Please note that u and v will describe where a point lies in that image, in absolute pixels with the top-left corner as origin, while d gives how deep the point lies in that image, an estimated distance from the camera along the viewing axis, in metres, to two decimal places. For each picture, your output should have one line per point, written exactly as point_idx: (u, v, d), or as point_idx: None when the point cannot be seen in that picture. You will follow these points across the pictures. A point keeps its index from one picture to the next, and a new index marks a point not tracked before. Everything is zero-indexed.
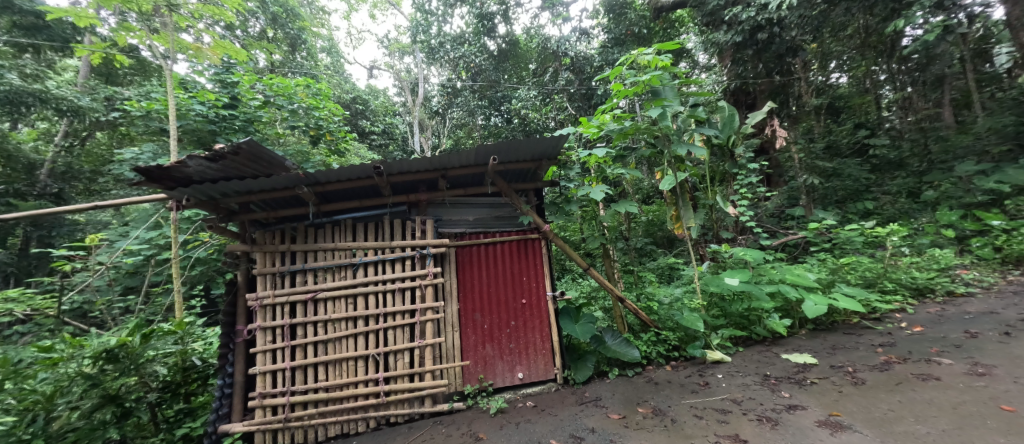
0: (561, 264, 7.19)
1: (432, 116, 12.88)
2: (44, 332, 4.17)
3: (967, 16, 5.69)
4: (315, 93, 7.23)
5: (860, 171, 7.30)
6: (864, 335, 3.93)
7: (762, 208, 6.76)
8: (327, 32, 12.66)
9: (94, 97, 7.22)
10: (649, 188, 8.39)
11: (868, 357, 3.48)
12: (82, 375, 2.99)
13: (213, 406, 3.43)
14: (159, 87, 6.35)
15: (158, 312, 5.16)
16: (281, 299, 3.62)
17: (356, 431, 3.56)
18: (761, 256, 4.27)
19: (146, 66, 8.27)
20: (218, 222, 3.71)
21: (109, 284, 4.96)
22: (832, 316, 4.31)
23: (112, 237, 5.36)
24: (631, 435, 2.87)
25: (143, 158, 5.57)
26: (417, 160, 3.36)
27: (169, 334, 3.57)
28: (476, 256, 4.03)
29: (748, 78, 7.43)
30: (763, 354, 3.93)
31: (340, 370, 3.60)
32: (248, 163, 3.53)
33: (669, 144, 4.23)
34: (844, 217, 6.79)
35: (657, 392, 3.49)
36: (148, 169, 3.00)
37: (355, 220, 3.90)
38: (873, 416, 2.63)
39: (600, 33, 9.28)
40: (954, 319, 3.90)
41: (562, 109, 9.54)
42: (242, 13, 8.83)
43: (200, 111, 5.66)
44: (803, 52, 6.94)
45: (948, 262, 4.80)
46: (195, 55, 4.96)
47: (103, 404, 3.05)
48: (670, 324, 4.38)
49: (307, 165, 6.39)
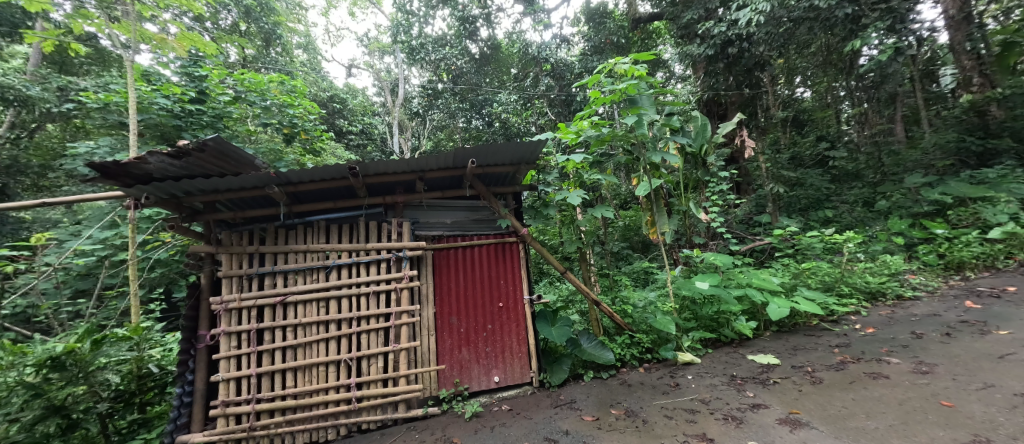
0: (538, 267, 7.26)
1: (412, 118, 12.62)
2: None
3: (916, 41, 6.12)
4: (290, 89, 7.01)
5: (821, 182, 7.72)
6: (823, 336, 4.16)
7: (732, 215, 7.00)
8: (303, 29, 12.29)
9: (45, 87, 6.74)
10: (626, 194, 8.58)
11: (826, 357, 3.68)
12: (24, 385, 2.81)
13: (171, 416, 3.27)
14: (119, 79, 6.02)
15: (112, 317, 4.85)
16: (247, 303, 3.49)
17: (326, 439, 3.47)
18: (730, 261, 4.46)
19: (106, 56, 7.90)
20: (180, 222, 3.52)
21: (56, 286, 4.62)
22: (794, 319, 4.54)
23: (62, 236, 5.04)
24: (603, 436, 2.93)
25: (98, 153, 5.26)
26: (394, 161, 3.31)
27: (124, 340, 3.35)
28: (453, 259, 4.01)
29: (720, 90, 7.72)
30: (730, 355, 4.09)
31: (310, 376, 3.49)
32: (214, 160, 3.36)
33: (645, 151, 4.40)
34: (806, 225, 7.14)
35: (630, 394, 3.57)
36: (103, 165, 2.81)
37: (329, 221, 3.80)
38: (829, 413, 2.79)
39: (580, 41, 9.51)
40: (903, 321, 4.17)
41: (543, 114, 9.63)
42: (212, 5, 8.44)
43: (164, 105, 5.36)
44: (770, 67, 7.45)
45: (897, 268, 5.12)
46: (159, 46, 4.71)
47: (47, 416, 2.87)
48: (644, 327, 4.49)
49: (279, 163, 6.23)
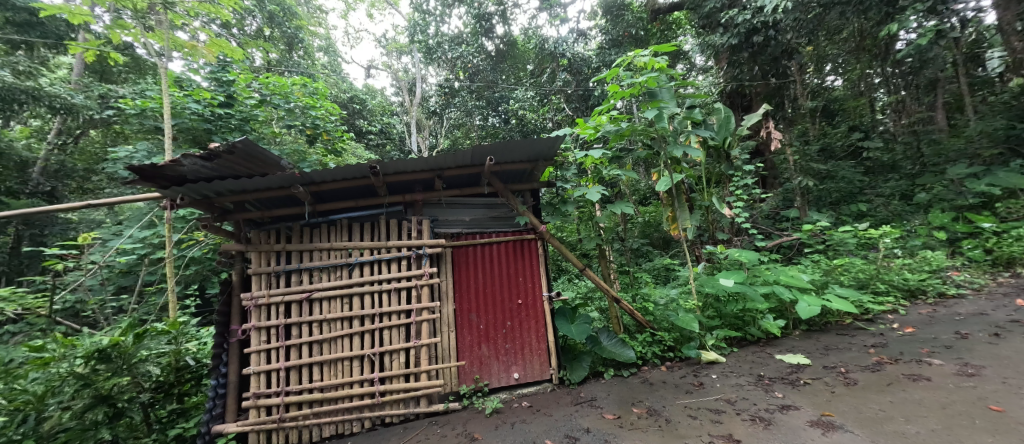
0: (557, 265, 7.24)
1: (430, 117, 12.82)
2: (36, 332, 4.06)
3: (959, 22, 5.76)
4: (312, 92, 7.19)
5: (853, 174, 7.36)
6: (857, 336, 3.98)
7: (758, 209, 6.75)
8: (324, 32, 12.58)
9: (88, 95, 7.15)
10: (646, 189, 8.35)
11: (860, 358, 3.52)
12: (75, 375, 2.98)
13: (207, 406, 3.42)
14: (154, 85, 6.32)
15: (151, 312, 5.14)
16: (275, 299, 3.61)
17: (351, 432, 3.56)
18: (756, 257, 4.32)
19: (141, 64, 8.30)
20: (212, 221, 3.67)
21: (101, 283, 4.91)
22: (825, 317, 4.37)
23: (105, 235, 5.34)
24: (625, 435, 2.89)
25: (136, 156, 5.53)
26: (413, 160, 3.35)
27: (163, 333, 3.56)
28: (472, 256, 4.04)
29: (744, 80, 7.47)
30: (757, 354, 3.96)
31: (334, 370, 3.59)
32: (242, 162, 3.49)
33: (665, 145, 4.30)
34: (838, 219, 6.84)
35: (652, 392, 3.52)
36: (142, 167, 2.96)
37: (351, 220, 3.88)
38: (865, 416, 2.66)
39: (598, 34, 9.34)
40: (945, 320, 3.95)
41: (559, 110, 9.56)
42: (238, 11, 8.74)
43: (195, 110, 5.62)
44: (798, 55, 7.17)
45: (939, 264, 4.85)
46: (190, 52, 4.89)
47: (95, 404, 3.03)
48: (666, 325, 4.41)
49: (303, 164, 6.40)
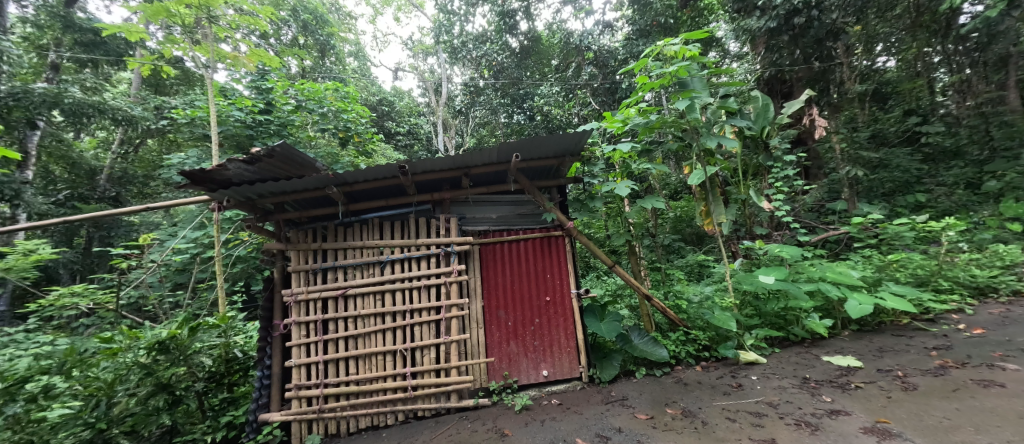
0: (585, 261, 7.15)
1: (456, 116, 13.01)
2: (106, 325, 4.46)
3: None
4: (344, 96, 7.47)
5: (910, 161, 6.74)
6: (916, 337, 3.67)
7: (800, 202, 6.35)
8: (353, 37, 13.01)
9: (145, 107, 7.75)
10: (677, 183, 8.09)
11: (920, 361, 3.25)
12: (138, 365, 3.26)
13: (253, 396, 3.63)
14: (202, 96, 6.77)
15: (203, 307, 5.52)
16: (313, 295, 3.78)
17: (386, 424, 3.68)
18: (799, 253, 4.07)
19: (190, 76, 8.92)
20: (255, 222, 3.89)
21: (160, 280, 5.34)
22: (878, 317, 4.06)
23: (163, 236, 5.79)
24: (659, 436, 2.81)
25: (188, 162, 5.94)
26: (439, 159, 3.41)
27: (214, 327, 3.79)
28: (499, 254, 4.06)
29: (784, 65, 7.04)
30: (801, 355, 3.74)
31: (369, 364, 3.71)
32: (281, 165, 3.67)
33: (698, 137, 4.11)
34: (892, 212, 6.33)
35: (687, 393, 3.40)
36: (192, 173, 3.18)
37: (382, 219, 4.00)
38: (926, 424, 2.45)
39: (624, 25, 9.10)
40: (1021, 321, 3.57)
41: (586, 104, 9.39)
42: (275, 22, 9.23)
43: (238, 117, 5.99)
44: (845, 35, 6.69)
45: (1013, 259, 4.39)
46: (233, 63, 5.18)
47: (156, 392, 3.31)
48: (700, 323, 4.26)
49: (336, 166, 6.65)
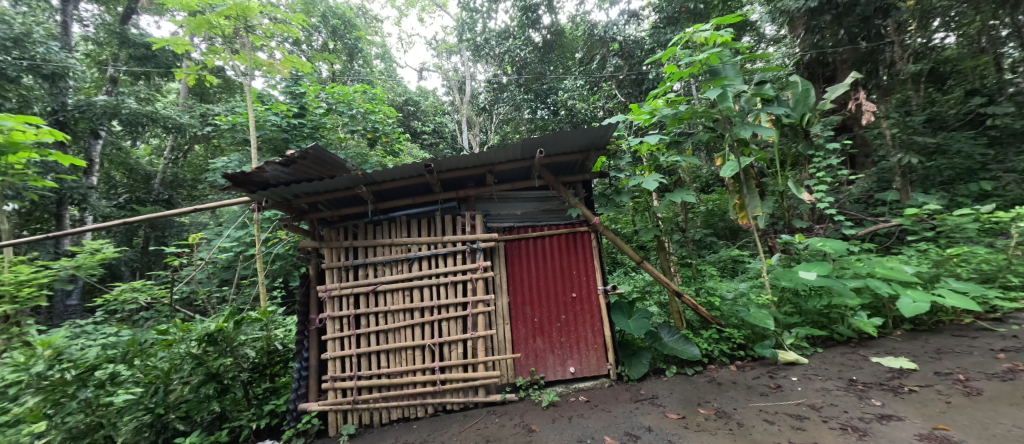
0: (612, 257, 7.03)
1: (480, 113, 13.09)
2: (162, 317, 4.82)
3: None
4: (372, 97, 7.68)
5: (974, 146, 6.13)
6: (980, 338, 3.38)
7: (845, 193, 5.94)
8: (380, 40, 13.32)
9: (191, 115, 8.30)
10: (708, 175, 7.80)
11: (985, 364, 2.98)
12: (191, 355, 3.51)
13: (293, 387, 3.82)
14: (242, 102, 7.15)
15: (247, 302, 5.86)
16: (346, 291, 3.92)
17: (416, 416, 3.78)
18: (844, 247, 3.82)
19: (230, 84, 9.45)
20: (292, 221, 4.08)
21: (208, 277, 5.71)
22: (936, 315, 3.76)
23: (209, 235, 6.19)
24: (691, 437, 2.73)
25: (230, 166, 6.31)
26: (464, 157, 3.44)
27: (256, 321, 4.03)
28: (524, 250, 4.05)
29: (827, 47, 6.63)
30: (847, 356, 3.52)
31: (400, 357, 3.82)
32: (314, 166, 3.83)
33: (731, 126, 3.92)
34: (951, 201, 5.83)
35: (721, 393, 3.28)
36: (234, 175, 3.37)
37: (410, 216, 4.09)
38: (992, 432, 2.25)
39: (650, 13, 8.82)
40: None
41: (611, 97, 9.21)
42: (306, 29, 9.61)
43: (274, 121, 6.30)
44: (896, 11, 6.17)
45: None
46: (269, 70, 5.43)
47: (207, 380, 3.56)
48: (735, 321, 4.10)
49: (365, 166, 6.85)
